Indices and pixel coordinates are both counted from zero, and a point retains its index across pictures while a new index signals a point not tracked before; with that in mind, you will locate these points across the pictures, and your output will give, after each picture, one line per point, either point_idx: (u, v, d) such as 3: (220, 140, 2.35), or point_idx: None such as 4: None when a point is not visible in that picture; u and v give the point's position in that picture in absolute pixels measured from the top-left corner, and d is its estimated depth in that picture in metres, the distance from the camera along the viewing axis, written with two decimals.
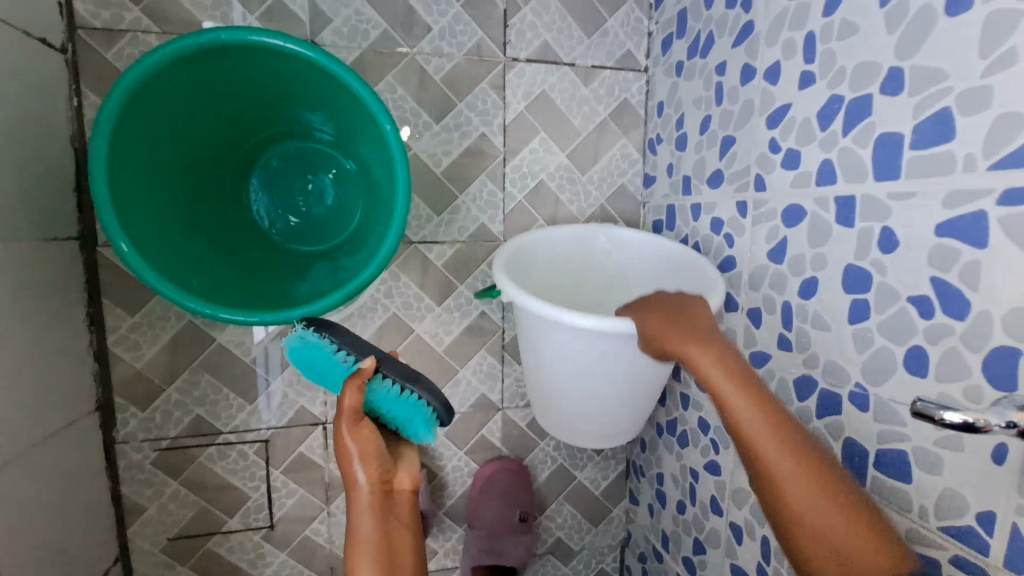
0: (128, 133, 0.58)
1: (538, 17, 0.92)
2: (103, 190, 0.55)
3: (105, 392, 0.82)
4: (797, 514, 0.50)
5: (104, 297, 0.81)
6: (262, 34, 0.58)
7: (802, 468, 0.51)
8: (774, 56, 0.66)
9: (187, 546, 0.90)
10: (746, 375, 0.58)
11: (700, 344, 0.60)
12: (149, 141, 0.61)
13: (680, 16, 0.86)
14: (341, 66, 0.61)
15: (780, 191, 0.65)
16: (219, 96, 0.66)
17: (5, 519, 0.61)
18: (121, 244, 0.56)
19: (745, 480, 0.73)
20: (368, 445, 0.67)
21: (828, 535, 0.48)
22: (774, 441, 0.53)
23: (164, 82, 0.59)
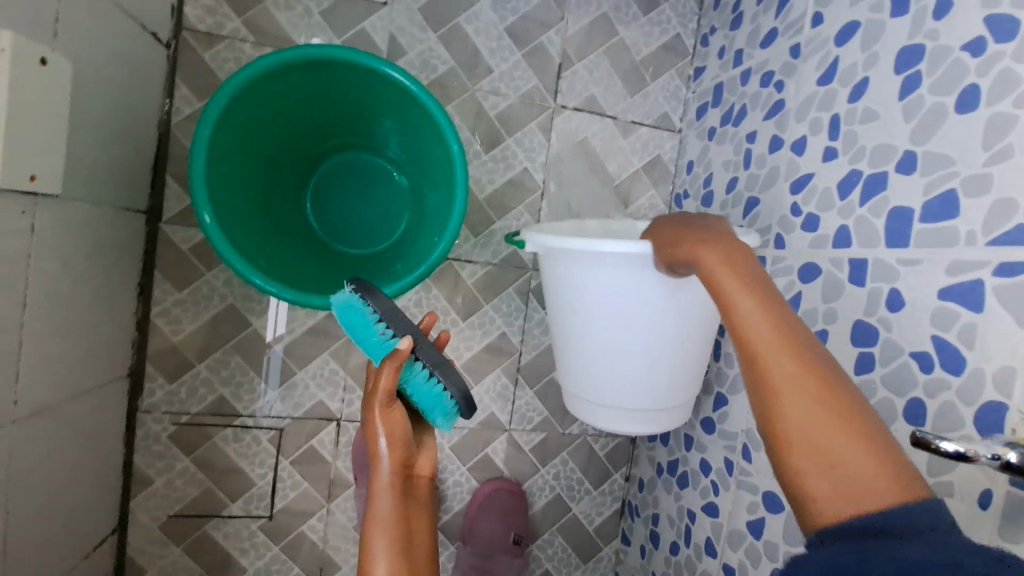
0: (228, 119, 0.65)
1: (588, 73, 1.02)
2: (200, 164, 0.61)
3: (138, 361, 0.86)
4: (784, 419, 0.45)
5: (156, 270, 0.86)
6: (362, 56, 0.67)
7: (816, 392, 0.45)
8: (801, 131, 0.74)
9: (185, 526, 0.90)
10: (765, 290, 0.52)
11: (713, 250, 0.57)
12: (240, 128, 0.68)
13: (717, 88, 0.96)
14: (425, 91, 0.68)
15: (798, 249, 0.72)
16: (306, 101, 0.74)
17: (34, 460, 0.64)
18: (205, 215, 0.61)
19: (744, 522, 0.76)
20: (395, 423, 0.70)
21: (823, 436, 0.43)
22: (780, 344, 0.48)
23: (267, 81, 0.67)
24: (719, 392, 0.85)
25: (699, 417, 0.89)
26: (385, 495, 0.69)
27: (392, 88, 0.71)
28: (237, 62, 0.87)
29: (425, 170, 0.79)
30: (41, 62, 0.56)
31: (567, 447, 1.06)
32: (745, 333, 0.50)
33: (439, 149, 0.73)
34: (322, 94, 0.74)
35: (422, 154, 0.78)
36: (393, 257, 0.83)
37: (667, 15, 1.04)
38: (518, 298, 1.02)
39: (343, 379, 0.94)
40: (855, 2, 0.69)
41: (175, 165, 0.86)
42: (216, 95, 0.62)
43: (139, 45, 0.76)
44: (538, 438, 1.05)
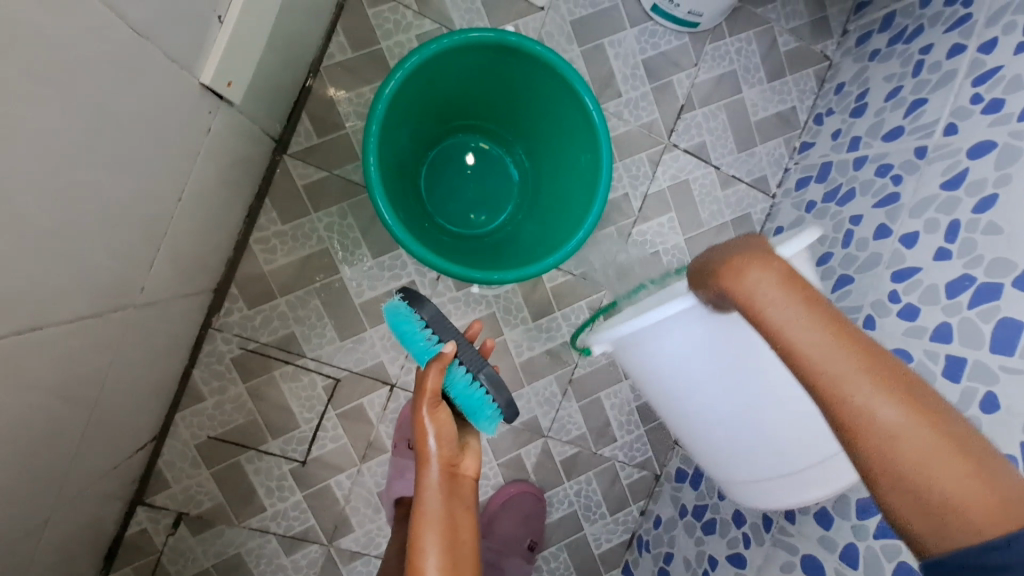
0: (417, 74, 0.69)
1: (705, 121, 1.07)
2: (382, 108, 0.65)
3: (226, 278, 0.87)
4: (882, 455, 0.47)
5: (268, 198, 0.88)
6: (553, 56, 0.70)
7: (896, 405, 0.48)
8: (914, 226, 0.79)
9: (220, 452, 0.90)
10: (818, 304, 0.53)
11: (757, 267, 0.55)
12: (420, 85, 0.72)
13: (824, 166, 1.01)
14: (596, 107, 0.71)
15: (890, 334, 0.76)
16: (482, 82, 0.78)
17: (125, 347, 0.64)
18: (370, 155, 0.65)
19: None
20: (441, 424, 0.67)
21: (927, 468, 0.46)
22: (866, 379, 0.49)
23: (461, 52, 0.71)
24: None
25: None
26: (433, 496, 0.66)
27: (564, 93, 0.74)
28: (396, 25, 0.91)
29: (558, 173, 0.81)
30: None
31: (595, 467, 1.07)
32: (805, 358, 0.51)
33: (585, 157, 0.76)
34: (486, 76, 0.77)
35: (561, 159, 0.81)
36: (503, 246, 0.84)
37: (788, 87, 1.09)
38: (588, 312, 1.04)
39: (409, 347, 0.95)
40: (994, 123, 0.73)
41: (313, 105, 0.89)
42: (407, 58, 0.66)
43: None
44: (570, 452, 1.06)
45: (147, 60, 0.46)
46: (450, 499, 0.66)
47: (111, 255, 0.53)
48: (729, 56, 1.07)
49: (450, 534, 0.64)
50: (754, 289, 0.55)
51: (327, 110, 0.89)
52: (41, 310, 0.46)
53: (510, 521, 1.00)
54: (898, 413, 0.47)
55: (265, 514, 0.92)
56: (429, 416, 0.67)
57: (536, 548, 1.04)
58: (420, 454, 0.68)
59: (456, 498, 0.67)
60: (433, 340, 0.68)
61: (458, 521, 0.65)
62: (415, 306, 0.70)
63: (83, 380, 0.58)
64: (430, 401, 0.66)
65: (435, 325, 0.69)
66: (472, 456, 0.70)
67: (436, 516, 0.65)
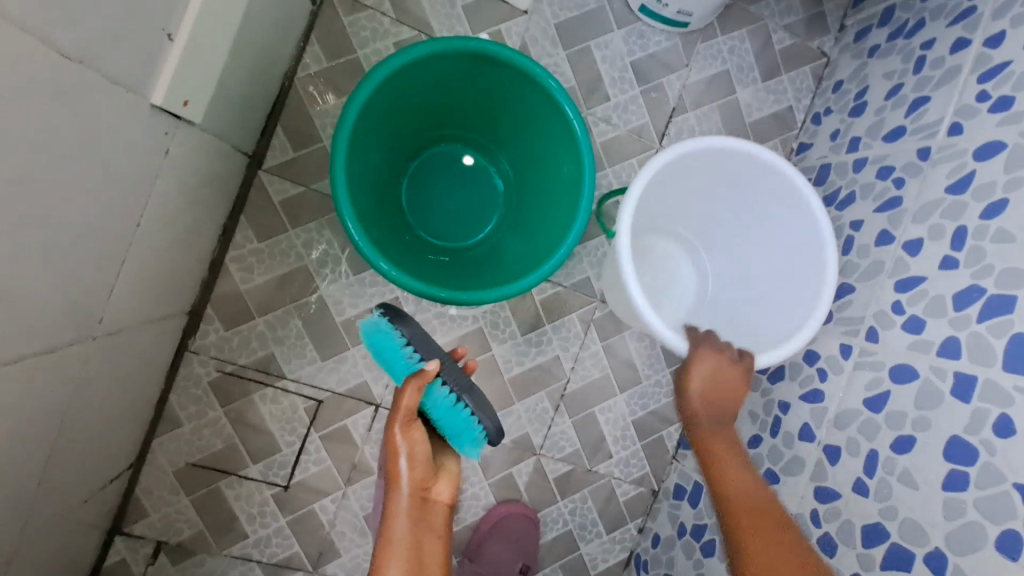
0: (389, 83, 0.66)
1: (698, 124, 1.03)
2: (350, 120, 0.62)
3: (202, 299, 0.85)
4: None
5: (243, 215, 0.85)
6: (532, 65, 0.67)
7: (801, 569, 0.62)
8: (918, 233, 0.74)
9: (199, 478, 0.87)
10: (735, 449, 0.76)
11: (709, 362, 0.76)
12: (394, 95, 0.69)
13: (823, 168, 0.97)
14: (577, 118, 0.68)
15: (893, 347, 0.72)
16: (460, 91, 0.74)
17: (86, 381, 0.61)
18: (337, 172, 0.62)
19: None
20: (415, 443, 0.65)
21: None
22: (742, 477, 0.73)
23: (435, 62, 0.68)
24: (769, 468, 0.84)
25: None
26: (402, 521, 0.64)
27: (545, 103, 0.71)
28: (372, 32, 0.88)
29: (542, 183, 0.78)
30: None
31: (590, 485, 1.04)
32: (737, 489, 0.71)
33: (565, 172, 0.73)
34: (463, 82, 0.73)
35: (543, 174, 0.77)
36: (482, 261, 0.81)
37: (784, 86, 1.05)
38: (579, 325, 1.01)
39: None
40: (1003, 122, 0.69)
41: (288, 118, 0.86)
42: (376, 70, 0.63)
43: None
44: (563, 470, 1.02)
45: (85, 86, 0.43)
46: (417, 525, 0.64)
47: (60, 291, 0.50)
48: (721, 56, 1.03)
49: (419, 561, 0.62)
50: (703, 371, 0.76)
51: (303, 123, 0.86)
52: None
53: (500, 544, 0.97)
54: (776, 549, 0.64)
55: (247, 542, 0.90)
56: (404, 434, 0.65)
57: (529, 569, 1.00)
58: (391, 476, 0.65)
59: (428, 521, 0.65)
60: (413, 354, 0.66)
61: (429, 547, 0.63)
62: (397, 322, 0.68)
63: (37, 420, 0.55)
64: (405, 418, 0.65)
65: (416, 340, 0.67)
66: (448, 479, 0.68)
67: (404, 541, 0.63)
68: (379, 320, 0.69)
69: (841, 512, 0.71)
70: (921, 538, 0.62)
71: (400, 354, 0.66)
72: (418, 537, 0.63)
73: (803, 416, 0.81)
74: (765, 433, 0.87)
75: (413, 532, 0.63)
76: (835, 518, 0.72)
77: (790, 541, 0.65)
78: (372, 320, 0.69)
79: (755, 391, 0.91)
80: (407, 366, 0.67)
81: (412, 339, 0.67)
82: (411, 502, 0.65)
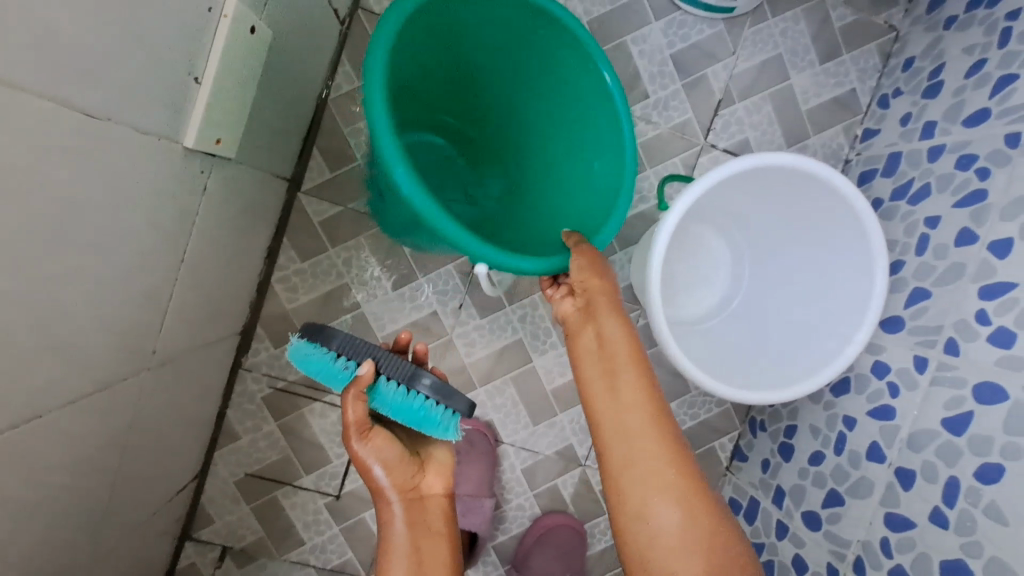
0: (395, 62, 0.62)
1: (747, 115, 0.95)
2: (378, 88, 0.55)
3: (251, 320, 0.88)
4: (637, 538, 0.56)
5: (286, 237, 0.88)
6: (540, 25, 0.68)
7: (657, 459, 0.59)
8: (1007, 232, 0.66)
9: (258, 488, 0.92)
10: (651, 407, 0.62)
11: None
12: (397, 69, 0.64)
13: (892, 157, 0.88)
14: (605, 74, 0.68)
15: (977, 363, 0.64)
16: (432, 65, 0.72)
17: (143, 407, 0.65)
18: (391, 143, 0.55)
19: None
20: (388, 450, 0.64)
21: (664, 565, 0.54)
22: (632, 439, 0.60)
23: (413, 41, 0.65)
24: (833, 488, 0.77)
25: (801, 508, 0.82)
26: (399, 521, 0.65)
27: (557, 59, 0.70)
28: None
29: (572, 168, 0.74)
30: (251, 32, 0.58)
31: None
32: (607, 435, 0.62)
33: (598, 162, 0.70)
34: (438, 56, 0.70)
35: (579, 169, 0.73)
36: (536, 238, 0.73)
37: (846, 67, 0.96)
38: None
39: None
40: None
41: (324, 140, 0.87)
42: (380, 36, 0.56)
43: (322, 20, 0.77)
44: None
45: (111, 139, 0.44)
46: (414, 526, 0.65)
47: (109, 331, 0.53)
48: (772, 40, 0.95)
49: (422, 552, 0.64)
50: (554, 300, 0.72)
51: (338, 143, 0.87)
52: (36, 400, 0.46)
53: (546, 556, 0.96)
54: (676, 519, 0.55)
55: (304, 548, 0.94)
56: (366, 444, 0.62)
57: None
58: (373, 487, 0.65)
59: (424, 516, 0.66)
60: (348, 362, 0.56)
61: (430, 539, 0.65)
62: (320, 336, 0.57)
63: (102, 447, 0.59)
64: (360, 431, 0.60)
65: (346, 347, 0.56)
66: (432, 475, 0.68)
67: (404, 536, 0.64)
68: (300, 343, 0.57)
69: (916, 543, 0.65)
70: None
71: (330, 369, 0.56)
72: (417, 532, 0.65)
73: (871, 434, 0.74)
74: (829, 450, 0.80)
75: (410, 539, 0.64)
76: (909, 549, 0.65)
77: (693, 488, 0.57)
78: (295, 344, 0.58)
79: (817, 403, 0.85)
80: (342, 377, 0.57)
81: (342, 348, 0.56)
82: (402, 502, 0.65)
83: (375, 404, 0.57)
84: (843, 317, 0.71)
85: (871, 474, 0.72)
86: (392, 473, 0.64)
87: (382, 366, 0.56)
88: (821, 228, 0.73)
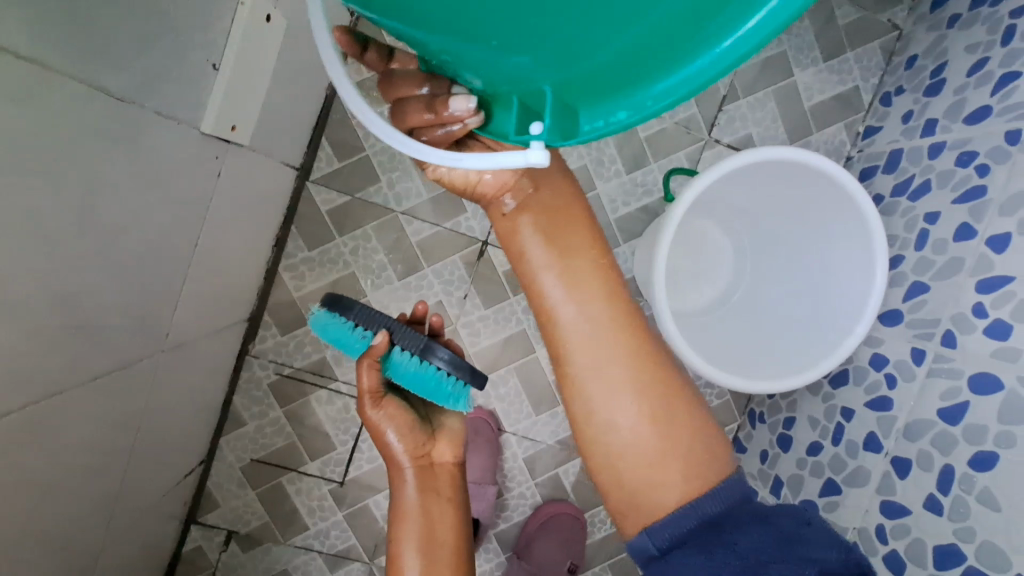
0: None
1: (751, 111, 0.97)
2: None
3: (259, 307, 0.89)
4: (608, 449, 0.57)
5: (294, 225, 0.89)
6: None
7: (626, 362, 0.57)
8: (1005, 227, 0.67)
9: (263, 473, 0.93)
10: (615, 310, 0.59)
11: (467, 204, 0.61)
12: None
13: (893, 154, 0.89)
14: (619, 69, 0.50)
15: (974, 355, 0.65)
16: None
17: (155, 390, 0.66)
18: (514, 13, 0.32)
19: None
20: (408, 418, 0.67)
21: (649, 477, 0.55)
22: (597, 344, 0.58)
23: None
24: (831, 478, 0.79)
25: (798, 497, 0.83)
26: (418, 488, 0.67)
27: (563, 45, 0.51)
28: None
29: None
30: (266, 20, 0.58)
31: None
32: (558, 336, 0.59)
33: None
34: None
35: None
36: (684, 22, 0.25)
37: (849, 65, 0.97)
38: None
39: None
40: None
41: (333, 129, 0.88)
42: None
43: None
44: None
45: (132, 121, 0.45)
46: (423, 492, 0.67)
47: (127, 312, 0.54)
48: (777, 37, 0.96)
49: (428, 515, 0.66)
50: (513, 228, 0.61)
51: (347, 133, 0.88)
52: (59, 377, 0.47)
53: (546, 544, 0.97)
54: (636, 419, 0.56)
55: (308, 533, 0.95)
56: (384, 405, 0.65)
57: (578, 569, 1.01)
58: (387, 453, 0.67)
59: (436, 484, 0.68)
60: (365, 331, 0.58)
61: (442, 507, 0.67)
62: (340, 307, 0.59)
63: (117, 427, 0.60)
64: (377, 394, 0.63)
65: (361, 317, 0.58)
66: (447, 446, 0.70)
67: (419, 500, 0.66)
68: (323, 314, 0.61)
69: (910, 530, 0.66)
70: (1003, 565, 0.56)
71: (348, 338, 0.59)
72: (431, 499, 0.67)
73: (868, 425, 0.76)
74: (827, 440, 0.82)
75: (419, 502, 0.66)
76: (903, 535, 0.67)
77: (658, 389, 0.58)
78: (318, 317, 0.61)
79: (815, 395, 0.86)
80: (359, 347, 0.60)
81: (358, 318, 0.58)
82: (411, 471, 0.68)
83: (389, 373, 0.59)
84: (843, 309, 0.73)
85: (867, 463, 0.74)
86: (404, 439, 0.66)
87: (393, 336, 0.57)
88: (821, 219, 0.75)
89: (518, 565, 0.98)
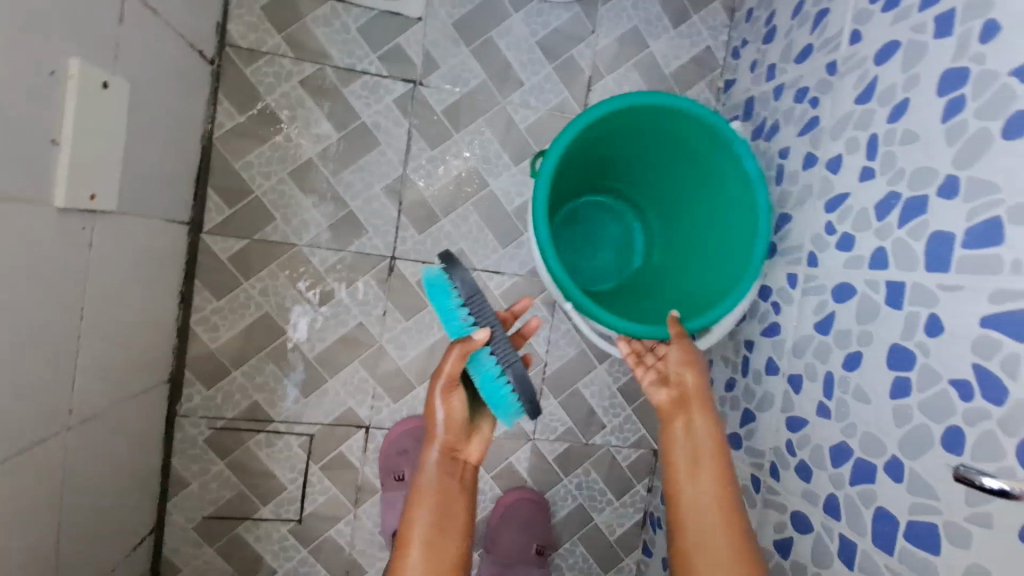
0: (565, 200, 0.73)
1: (618, 86, 1.03)
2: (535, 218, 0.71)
3: (178, 366, 0.89)
4: None
5: (197, 279, 0.90)
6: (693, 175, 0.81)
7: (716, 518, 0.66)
8: (837, 149, 0.75)
9: (218, 528, 0.93)
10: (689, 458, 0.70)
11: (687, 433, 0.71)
12: None
13: (748, 103, 0.97)
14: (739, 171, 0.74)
15: (832, 269, 0.72)
16: None
17: (73, 466, 0.66)
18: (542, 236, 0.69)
19: (768, 537, 0.77)
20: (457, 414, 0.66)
21: None
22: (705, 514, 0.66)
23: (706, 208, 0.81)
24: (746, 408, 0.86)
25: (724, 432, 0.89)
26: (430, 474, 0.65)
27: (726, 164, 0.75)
28: (277, 77, 0.91)
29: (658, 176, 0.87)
30: (104, 86, 0.60)
31: (590, 457, 1.07)
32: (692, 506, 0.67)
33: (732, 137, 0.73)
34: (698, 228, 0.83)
35: (700, 137, 0.77)
36: None
37: (697, 28, 1.04)
38: (545, 309, 1.03)
39: (371, 387, 0.96)
40: (896, 20, 0.68)
41: (217, 179, 0.90)
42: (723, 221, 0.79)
43: (185, 64, 0.79)
44: (561, 449, 1.06)
45: None
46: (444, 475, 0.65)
47: (17, 392, 0.54)
48: (627, 13, 1.02)
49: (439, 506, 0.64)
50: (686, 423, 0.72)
51: (233, 181, 0.90)
52: None
53: (511, 533, 1.01)
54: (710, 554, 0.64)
55: None
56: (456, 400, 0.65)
57: (548, 550, 1.04)
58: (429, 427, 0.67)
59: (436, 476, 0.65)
60: (469, 317, 0.61)
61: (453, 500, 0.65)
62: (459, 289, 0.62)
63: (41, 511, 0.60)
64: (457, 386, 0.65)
65: (473, 305, 0.60)
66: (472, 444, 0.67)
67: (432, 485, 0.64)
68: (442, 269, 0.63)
69: (810, 438, 0.72)
70: (879, 449, 0.62)
71: (454, 315, 0.61)
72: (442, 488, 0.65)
73: (766, 352, 0.83)
74: (738, 373, 0.89)
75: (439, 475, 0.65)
76: (807, 444, 0.72)
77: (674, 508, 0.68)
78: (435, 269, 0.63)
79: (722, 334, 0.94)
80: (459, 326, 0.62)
81: (470, 304, 0.60)
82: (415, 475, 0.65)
83: (472, 366, 0.62)
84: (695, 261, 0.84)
85: (770, 386, 0.80)
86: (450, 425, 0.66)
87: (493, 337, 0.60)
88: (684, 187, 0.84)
89: (489, 559, 1.01)
